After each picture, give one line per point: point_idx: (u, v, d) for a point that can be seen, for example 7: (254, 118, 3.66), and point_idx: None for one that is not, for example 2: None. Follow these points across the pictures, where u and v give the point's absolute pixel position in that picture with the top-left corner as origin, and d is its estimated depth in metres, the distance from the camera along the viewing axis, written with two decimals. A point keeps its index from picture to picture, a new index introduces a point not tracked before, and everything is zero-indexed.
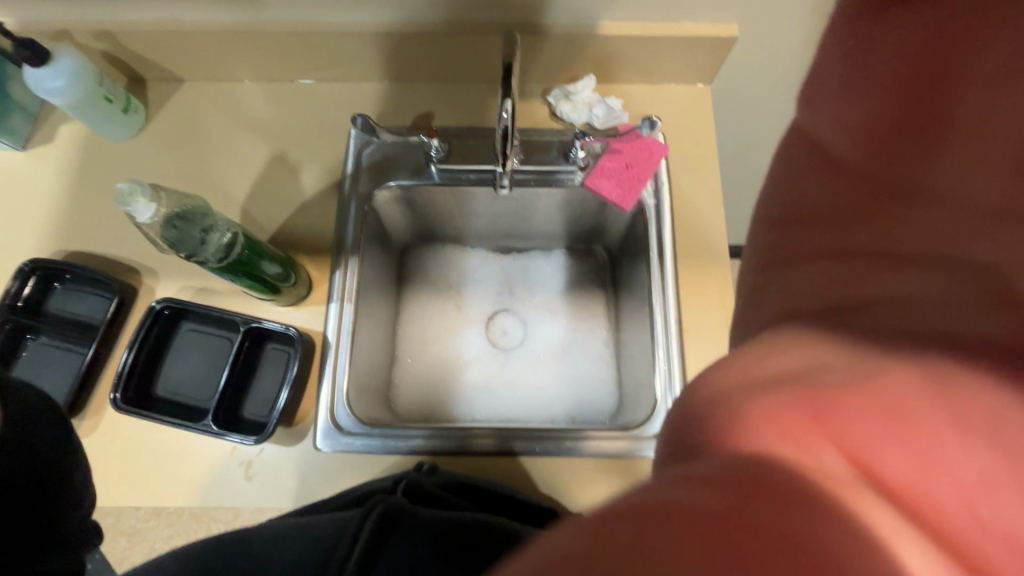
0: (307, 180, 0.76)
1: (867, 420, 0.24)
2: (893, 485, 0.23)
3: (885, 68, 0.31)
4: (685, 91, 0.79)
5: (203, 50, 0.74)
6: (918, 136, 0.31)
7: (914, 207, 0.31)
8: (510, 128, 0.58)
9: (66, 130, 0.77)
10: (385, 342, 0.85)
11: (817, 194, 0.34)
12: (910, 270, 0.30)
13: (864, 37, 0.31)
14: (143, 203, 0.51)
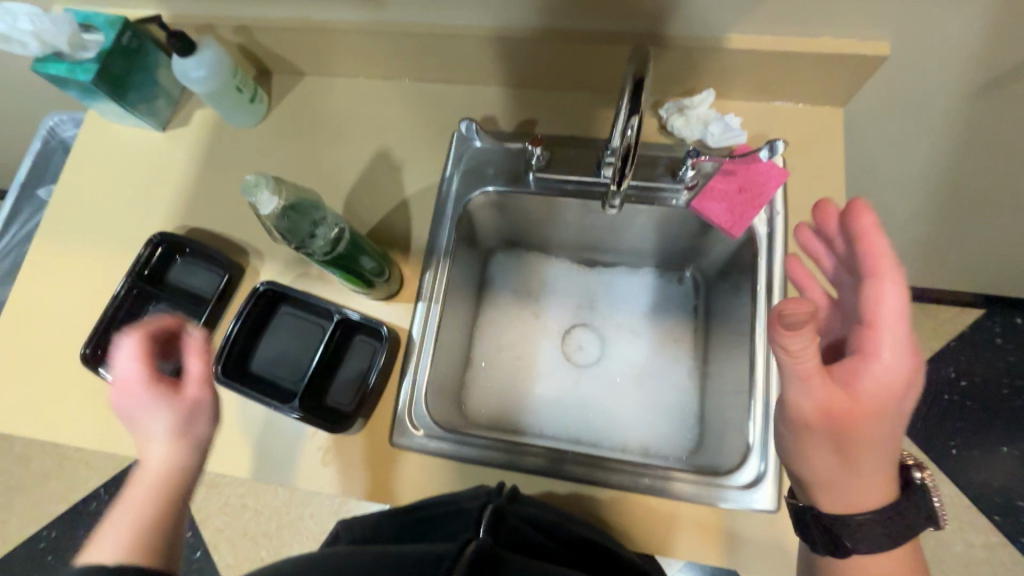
0: (408, 178, 0.77)
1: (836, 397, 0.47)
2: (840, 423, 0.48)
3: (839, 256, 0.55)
4: (813, 113, 0.72)
5: (325, 47, 0.77)
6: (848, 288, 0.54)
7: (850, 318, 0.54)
8: (634, 145, 0.53)
9: (199, 115, 0.83)
10: (463, 343, 0.85)
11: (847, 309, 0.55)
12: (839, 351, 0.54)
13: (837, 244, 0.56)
14: (264, 194, 0.52)
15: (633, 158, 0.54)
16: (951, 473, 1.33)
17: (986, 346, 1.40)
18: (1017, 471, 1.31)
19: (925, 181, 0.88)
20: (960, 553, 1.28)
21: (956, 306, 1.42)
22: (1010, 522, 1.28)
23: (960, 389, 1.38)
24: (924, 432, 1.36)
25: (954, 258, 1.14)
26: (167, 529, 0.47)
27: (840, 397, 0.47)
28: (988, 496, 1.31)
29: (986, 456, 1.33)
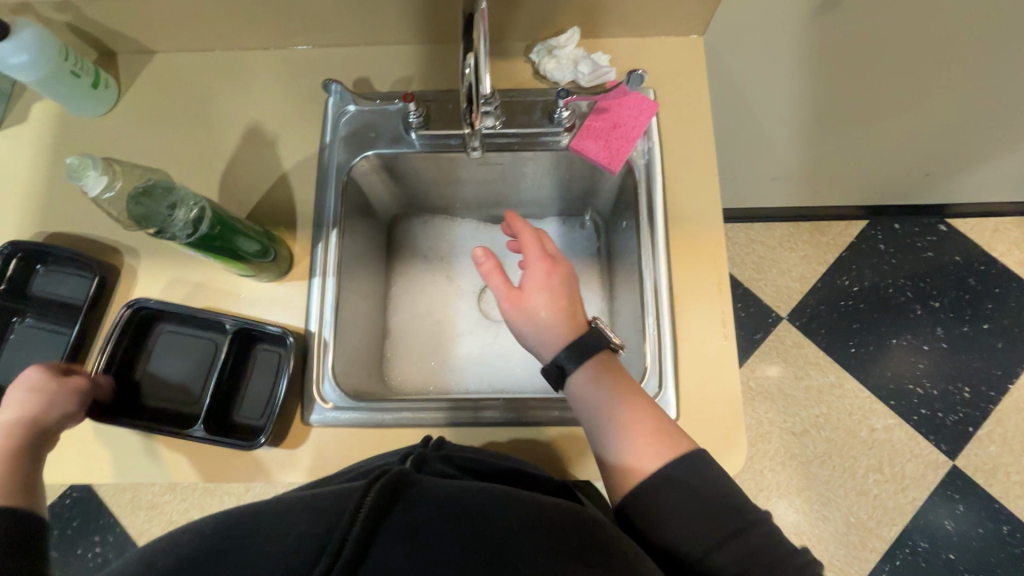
0: (286, 152, 0.74)
1: (610, 387, 0.56)
2: (603, 418, 0.55)
3: (562, 266, 0.61)
4: (679, 43, 0.75)
5: (170, 19, 0.71)
6: (561, 264, 0.62)
7: (567, 278, 0.61)
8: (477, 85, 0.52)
9: (40, 109, 0.75)
10: (377, 314, 0.84)
11: (568, 282, 0.61)
12: (577, 312, 0.60)
13: (567, 272, 0.61)
14: (94, 177, 0.48)
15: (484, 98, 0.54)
16: (852, 370, 1.48)
17: (872, 252, 1.54)
18: (905, 358, 1.48)
19: (793, 102, 0.94)
20: (865, 437, 1.43)
21: (844, 219, 1.56)
22: (903, 404, 1.45)
23: (854, 295, 1.52)
24: (827, 338, 1.50)
25: (832, 173, 1.24)
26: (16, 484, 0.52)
27: (505, 290, 0.60)
28: (884, 384, 1.47)
29: (880, 350, 1.49)
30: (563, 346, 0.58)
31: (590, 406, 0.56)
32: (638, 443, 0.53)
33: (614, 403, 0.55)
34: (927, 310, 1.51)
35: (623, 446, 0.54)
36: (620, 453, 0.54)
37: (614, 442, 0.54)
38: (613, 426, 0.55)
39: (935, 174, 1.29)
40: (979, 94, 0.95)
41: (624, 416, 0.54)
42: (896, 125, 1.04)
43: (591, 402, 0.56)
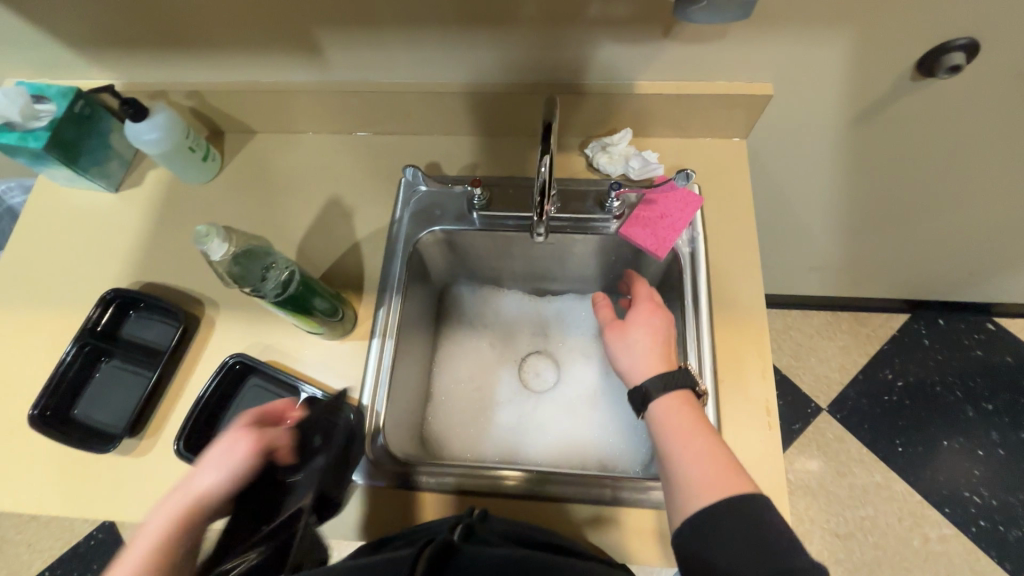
0: (360, 223, 0.82)
1: (681, 413, 0.58)
2: (671, 440, 0.56)
3: (658, 307, 0.68)
4: (723, 145, 0.82)
5: (276, 107, 0.83)
6: (659, 309, 0.68)
7: (660, 318, 0.67)
8: (548, 180, 0.59)
9: (153, 176, 0.86)
10: (423, 377, 0.88)
11: (664, 322, 0.67)
12: (669, 348, 0.65)
13: (664, 313, 0.68)
14: (215, 242, 0.56)
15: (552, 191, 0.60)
16: (900, 470, 1.40)
17: (916, 347, 1.51)
18: (958, 463, 1.40)
19: (831, 200, 0.99)
20: (917, 547, 1.33)
21: (885, 312, 1.55)
22: (959, 513, 1.35)
23: (898, 390, 1.48)
24: (871, 433, 1.44)
25: (871, 266, 1.26)
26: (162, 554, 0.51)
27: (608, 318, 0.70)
28: (937, 489, 1.38)
29: (930, 452, 1.41)
30: (652, 369, 0.62)
31: (663, 427, 0.57)
32: (707, 471, 0.52)
33: (686, 429, 0.56)
34: (979, 412, 1.44)
35: (685, 466, 0.54)
36: (686, 478, 0.53)
37: (679, 464, 0.54)
38: (681, 446, 0.55)
39: (978, 273, 1.29)
40: (1018, 201, 0.98)
41: (694, 443, 0.55)
42: (935, 225, 1.07)
43: (669, 425, 0.57)
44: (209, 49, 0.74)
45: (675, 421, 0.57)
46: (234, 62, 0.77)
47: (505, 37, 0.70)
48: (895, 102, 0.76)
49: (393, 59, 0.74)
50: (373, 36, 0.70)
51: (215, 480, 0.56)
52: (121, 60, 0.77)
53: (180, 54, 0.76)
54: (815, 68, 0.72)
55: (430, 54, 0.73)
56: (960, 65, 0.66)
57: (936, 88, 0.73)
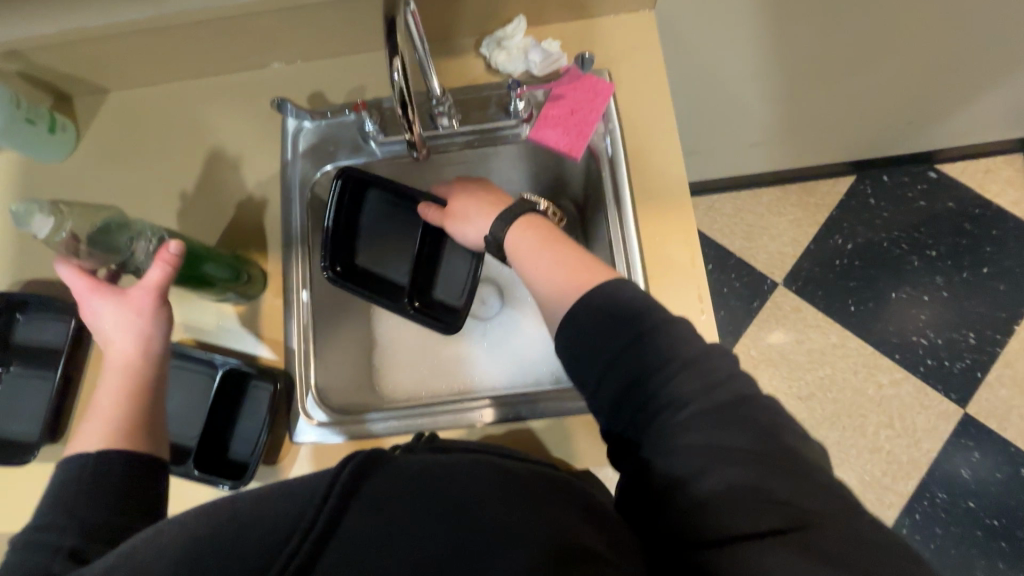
0: (249, 174, 0.74)
1: (542, 233, 0.61)
2: (531, 262, 0.59)
3: (482, 183, 0.72)
4: (630, 21, 0.74)
5: (116, 55, 0.71)
6: (482, 183, 0.72)
7: (485, 188, 0.71)
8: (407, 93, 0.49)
9: (3, 161, 0.76)
10: (360, 327, 0.84)
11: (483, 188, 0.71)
12: (497, 199, 0.69)
13: (485, 185, 0.71)
14: (41, 221, 0.50)
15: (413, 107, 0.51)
16: (853, 328, 1.47)
17: (863, 208, 1.53)
18: (906, 311, 1.46)
19: (758, 66, 0.93)
20: (873, 394, 1.42)
21: (831, 178, 1.54)
22: (908, 356, 1.44)
23: (848, 253, 1.51)
24: (825, 299, 1.49)
25: (811, 132, 1.22)
26: (137, 419, 0.51)
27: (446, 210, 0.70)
28: (888, 339, 1.45)
29: (880, 306, 1.47)
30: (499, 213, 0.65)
31: (524, 252, 0.60)
32: (567, 267, 0.55)
33: (539, 246, 0.59)
34: (924, 259, 1.49)
35: (545, 277, 0.56)
36: (553, 282, 0.55)
37: (541, 278, 0.57)
38: (543, 261, 0.58)
39: (916, 122, 1.26)
40: (948, 33, 0.93)
41: (550, 252, 0.58)
42: (868, 76, 1.02)
43: (529, 246, 0.60)
44: None
45: (532, 244, 0.60)
46: None
47: None
48: None
49: None
50: None
51: (150, 331, 0.55)
52: None
53: None
54: None
55: None
56: None
57: None
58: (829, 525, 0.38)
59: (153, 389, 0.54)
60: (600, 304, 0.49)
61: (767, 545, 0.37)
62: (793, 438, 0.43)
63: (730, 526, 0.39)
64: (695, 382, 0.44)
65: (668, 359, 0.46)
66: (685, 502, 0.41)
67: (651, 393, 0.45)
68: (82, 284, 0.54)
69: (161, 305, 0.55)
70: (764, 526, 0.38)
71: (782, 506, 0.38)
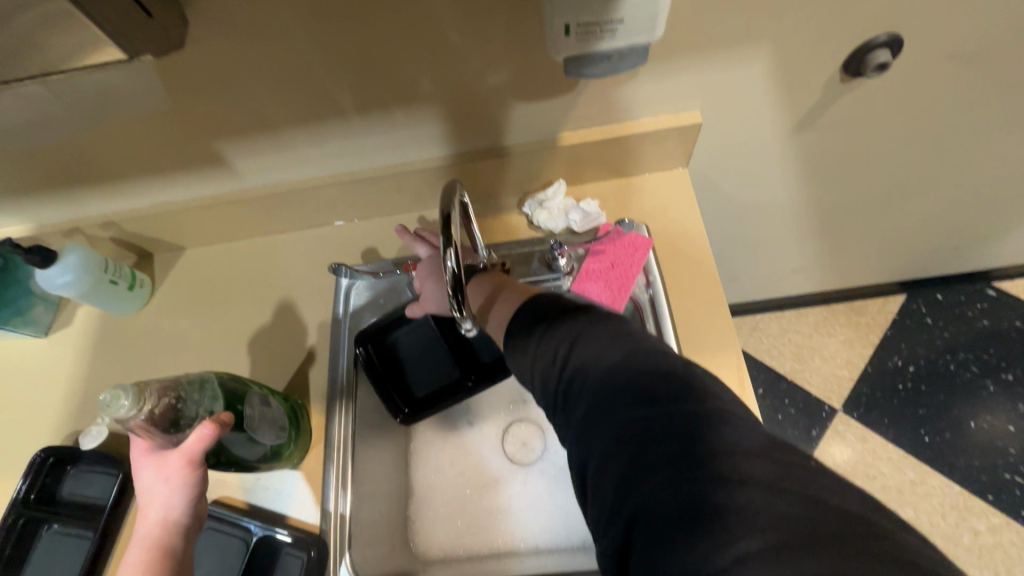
0: (301, 325, 0.77)
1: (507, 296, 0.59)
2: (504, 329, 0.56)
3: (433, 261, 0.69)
4: (664, 177, 0.78)
5: (194, 223, 0.78)
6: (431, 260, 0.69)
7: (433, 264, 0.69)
8: (461, 278, 0.50)
9: (84, 314, 0.82)
10: (397, 475, 0.80)
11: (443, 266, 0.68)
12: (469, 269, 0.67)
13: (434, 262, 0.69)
14: (126, 410, 0.48)
15: (464, 290, 0.51)
16: (932, 463, 1.32)
17: (919, 328, 1.45)
18: (991, 443, 1.32)
19: (792, 206, 0.95)
20: (969, 543, 1.24)
21: (879, 297, 1.49)
22: (1003, 497, 1.27)
23: (912, 376, 1.41)
24: (893, 428, 1.36)
25: (853, 258, 1.21)
26: None
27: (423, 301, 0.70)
28: (975, 476, 1.29)
29: (959, 436, 1.33)
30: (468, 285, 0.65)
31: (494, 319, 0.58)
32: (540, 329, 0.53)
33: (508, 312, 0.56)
34: (1000, 384, 1.37)
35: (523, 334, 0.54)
36: None
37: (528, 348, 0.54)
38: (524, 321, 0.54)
39: (964, 245, 1.23)
40: (985, 172, 0.94)
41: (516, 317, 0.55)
42: (907, 209, 1.02)
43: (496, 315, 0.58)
44: (112, 179, 0.70)
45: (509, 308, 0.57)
46: (137, 188, 0.73)
47: (413, 114, 0.66)
48: (832, 105, 0.72)
49: (300, 155, 0.70)
50: (276, 138, 0.67)
51: (176, 497, 0.52)
52: (22, 206, 0.73)
53: (81, 190, 0.72)
54: (740, 90, 0.68)
55: (340, 144, 0.69)
56: (888, 60, 0.63)
57: (869, 86, 0.69)
58: (836, 519, 0.32)
59: (177, 558, 0.51)
60: (533, 333, 0.51)
61: (724, 499, 0.33)
62: (722, 390, 0.41)
63: (719, 497, 0.34)
64: (615, 373, 0.43)
65: (601, 362, 0.45)
66: (636, 484, 0.37)
67: (585, 397, 0.44)
68: (141, 445, 0.54)
69: (196, 471, 0.52)
70: (714, 482, 0.34)
71: (758, 458, 0.35)
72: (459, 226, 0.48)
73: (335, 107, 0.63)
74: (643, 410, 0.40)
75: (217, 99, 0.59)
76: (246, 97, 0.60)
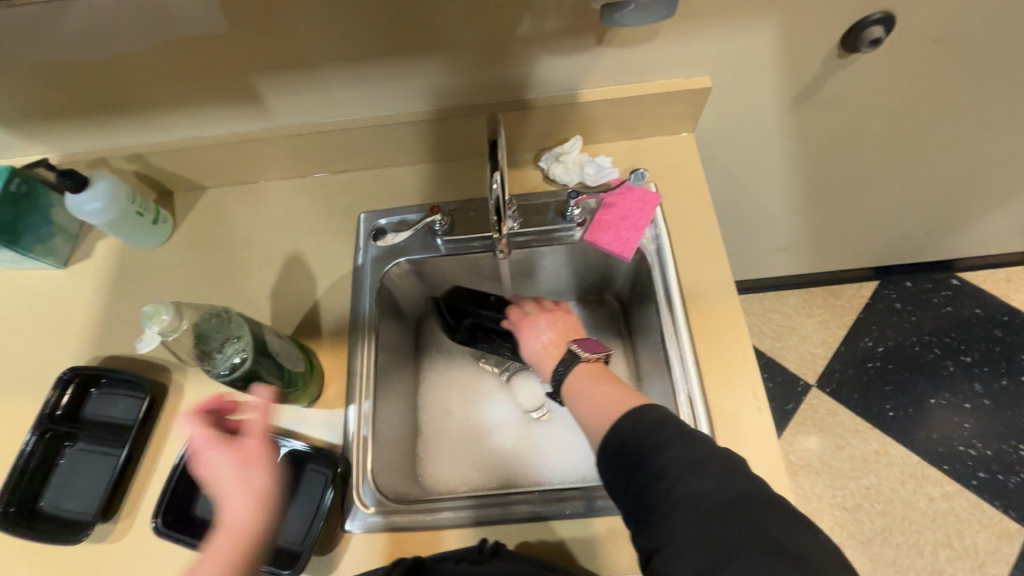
0: (322, 265, 0.81)
1: (602, 374, 0.59)
2: (581, 398, 0.57)
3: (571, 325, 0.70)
4: (672, 140, 0.83)
5: (220, 161, 0.81)
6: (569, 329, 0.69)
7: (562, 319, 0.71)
8: (504, 198, 0.56)
9: (103, 247, 0.84)
10: (408, 412, 0.84)
11: (570, 324, 0.70)
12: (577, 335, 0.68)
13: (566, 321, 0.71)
14: (168, 322, 0.55)
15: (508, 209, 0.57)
16: (895, 435, 1.42)
17: (890, 312, 1.55)
18: (948, 419, 1.42)
19: (783, 182, 1.02)
20: (925, 508, 1.34)
21: (854, 283, 1.58)
22: (957, 467, 1.37)
23: (881, 356, 1.51)
24: (862, 403, 1.46)
25: (834, 239, 1.29)
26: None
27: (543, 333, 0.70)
28: (933, 448, 1.40)
29: (920, 412, 1.44)
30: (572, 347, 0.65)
31: (575, 391, 0.59)
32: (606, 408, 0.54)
33: (604, 384, 0.57)
34: (959, 365, 1.48)
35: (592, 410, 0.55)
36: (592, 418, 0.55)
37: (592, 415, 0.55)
38: (605, 399, 0.55)
39: (934, 232, 1.33)
40: (958, 159, 1.02)
41: (606, 393, 0.55)
42: (886, 191, 1.10)
43: (578, 393, 0.58)
44: (145, 109, 0.72)
45: (598, 376, 0.59)
46: (169, 121, 0.75)
47: (446, 62, 0.70)
48: (829, 79, 0.78)
49: (332, 97, 0.73)
50: (311, 77, 0.70)
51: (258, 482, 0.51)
52: (52, 132, 0.74)
53: (114, 119, 0.73)
54: (747, 59, 0.74)
55: (372, 87, 0.73)
56: (881, 36, 0.69)
57: (863, 62, 0.76)
58: None
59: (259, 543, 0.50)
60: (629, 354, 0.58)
61: None
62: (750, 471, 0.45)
63: None
64: (686, 442, 0.46)
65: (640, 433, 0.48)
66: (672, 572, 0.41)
67: (639, 461, 0.47)
68: (202, 435, 0.53)
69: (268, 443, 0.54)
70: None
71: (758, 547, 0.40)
72: (505, 150, 0.54)
73: (372, 48, 0.67)
74: (676, 495, 0.44)
75: (261, 29, 0.62)
76: (291, 31, 0.63)
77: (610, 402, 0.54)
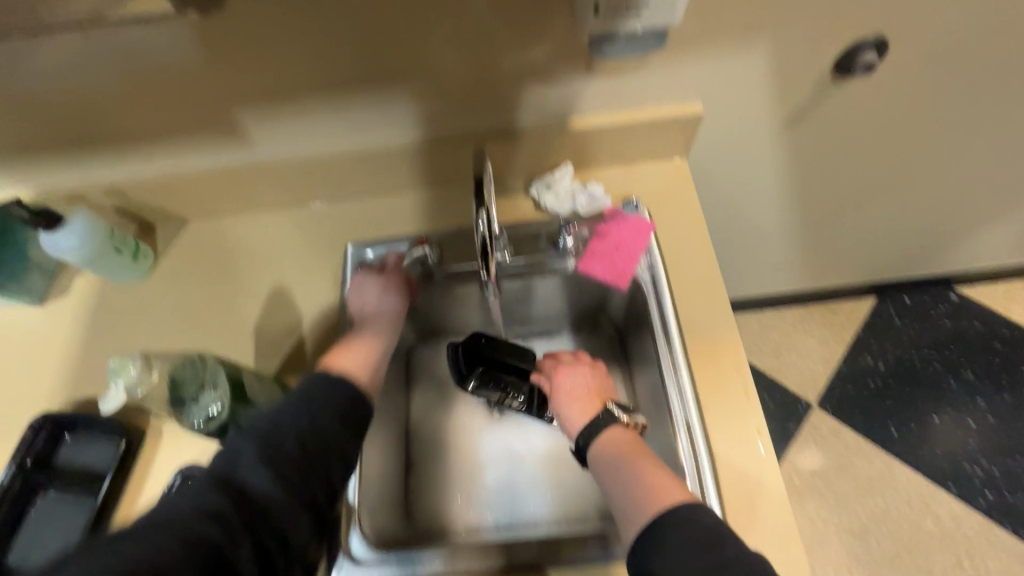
0: (307, 298, 0.78)
1: (638, 446, 0.58)
2: (617, 469, 0.57)
3: (602, 382, 0.68)
4: (664, 165, 0.82)
5: (202, 194, 0.78)
6: (599, 388, 0.67)
7: (595, 374, 0.69)
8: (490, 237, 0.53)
9: (81, 284, 0.81)
10: (398, 449, 0.81)
11: (601, 380, 0.68)
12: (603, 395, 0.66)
13: (598, 376, 0.68)
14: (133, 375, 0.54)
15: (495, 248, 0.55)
16: (899, 454, 1.39)
17: (889, 328, 1.53)
18: (952, 436, 1.39)
19: (778, 202, 1.00)
20: (933, 529, 1.31)
21: (852, 299, 1.57)
22: (963, 486, 1.34)
23: (881, 373, 1.48)
24: (864, 422, 1.43)
25: (830, 257, 1.28)
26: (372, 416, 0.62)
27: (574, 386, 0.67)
28: (938, 467, 1.37)
29: (923, 429, 1.41)
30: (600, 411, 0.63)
31: (606, 459, 0.58)
32: (647, 488, 0.53)
33: (642, 461, 0.56)
34: (960, 380, 1.46)
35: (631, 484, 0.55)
36: (632, 488, 0.54)
37: (630, 489, 0.54)
38: (647, 479, 0.54)
39: (930, 247, 1.32)
40: (953, 175, 1.01)
41: (644, 471, 0.55)
42: (882, 209, 1.09)
43: (611, 460, 0.58)
44: (125, 142, 0.70)
45: (631, 448, 0.58)
46: (148, 154, 0.73)
47: (432, 92, 0.68)
48: (821, 101, 0.77)
49: (316, 128, 0.72)
50: (295, 108, 0.68)
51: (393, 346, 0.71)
52: (27, 167, 0.72)
53: (91, 154, 0.71)
54: (738, 83, 0.73)
55: (357, 117, 0.71)
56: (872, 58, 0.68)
57: (855, 83, 0.75)
58: None
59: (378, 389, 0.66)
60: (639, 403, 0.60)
61: None
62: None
63: None
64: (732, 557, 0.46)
65: (682, 533, 0.48)
66: None
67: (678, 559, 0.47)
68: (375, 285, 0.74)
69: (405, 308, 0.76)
70: None
71: None
72: (490, 187, 0.52)
73: (356, 78, 0.65)
74: None
75: (242, 61, 0.60)
76: (271, 62, 0.61)
77: (648, 482, 0.54)
